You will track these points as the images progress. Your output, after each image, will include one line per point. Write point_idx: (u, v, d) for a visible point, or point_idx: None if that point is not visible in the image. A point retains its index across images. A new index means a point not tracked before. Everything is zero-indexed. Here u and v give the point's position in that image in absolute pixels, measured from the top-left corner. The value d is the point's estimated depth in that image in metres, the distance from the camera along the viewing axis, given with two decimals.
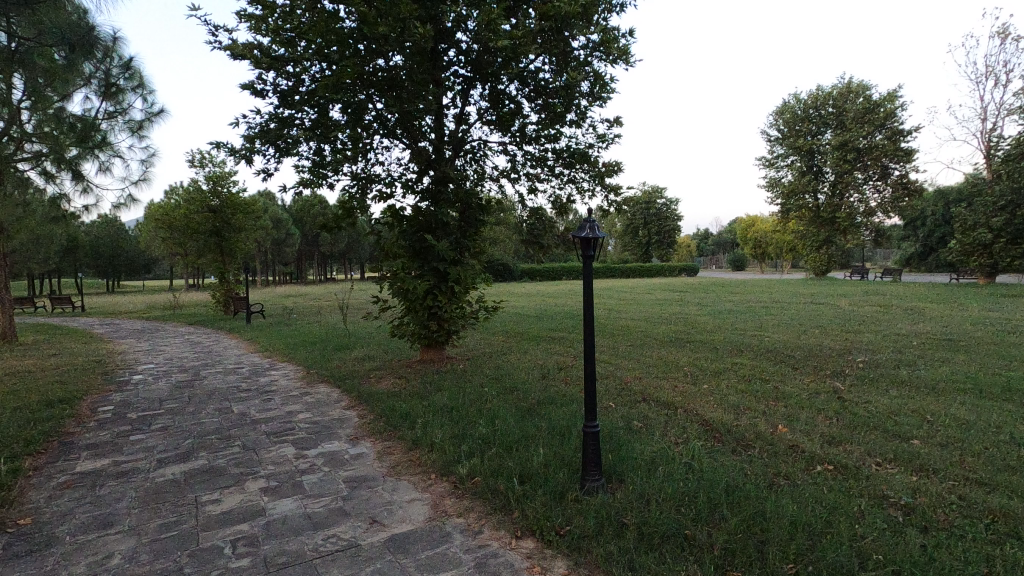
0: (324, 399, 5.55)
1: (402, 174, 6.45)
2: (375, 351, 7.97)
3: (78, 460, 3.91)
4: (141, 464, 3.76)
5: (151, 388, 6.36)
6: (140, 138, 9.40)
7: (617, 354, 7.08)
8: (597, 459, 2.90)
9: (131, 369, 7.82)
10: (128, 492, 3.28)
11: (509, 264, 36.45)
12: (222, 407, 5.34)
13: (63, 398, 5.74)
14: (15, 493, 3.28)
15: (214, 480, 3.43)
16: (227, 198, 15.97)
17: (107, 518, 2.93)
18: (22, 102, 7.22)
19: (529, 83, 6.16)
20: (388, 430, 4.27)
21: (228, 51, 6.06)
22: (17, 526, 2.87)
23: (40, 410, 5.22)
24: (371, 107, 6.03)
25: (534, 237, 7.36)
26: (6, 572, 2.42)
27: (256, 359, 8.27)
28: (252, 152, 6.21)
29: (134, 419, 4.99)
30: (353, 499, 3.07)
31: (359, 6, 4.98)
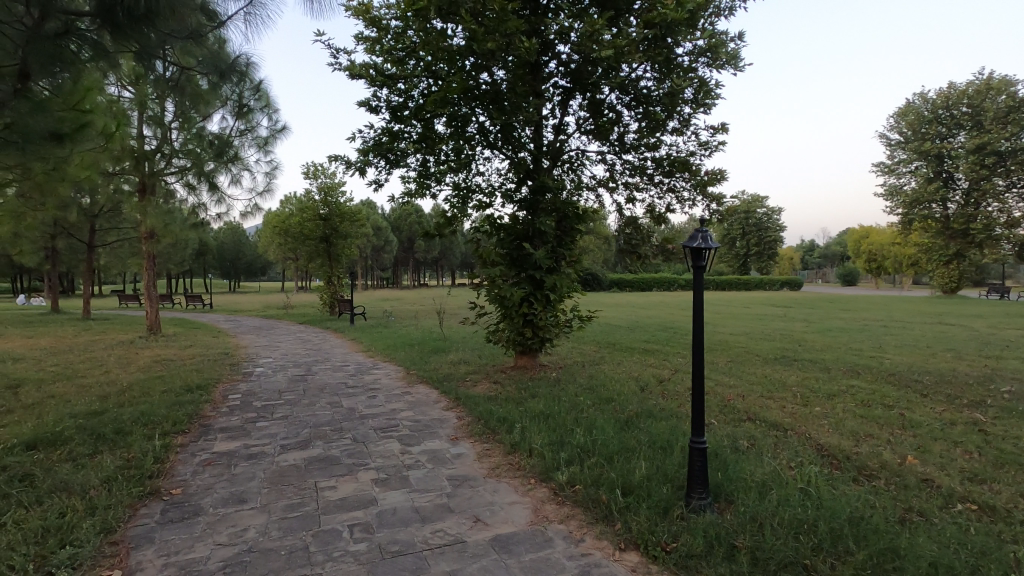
0: (423, 399, 5.81)
1: (502, 184, 6.63)
2: (470, 356, 8.21)
3: (216, 441, 4.38)
4: (267, 449, 4.14)
5: (271, 381, 6.96)
6: (266, 153, 10.38)
7: (717, 370, 6.78)
8: (703, 476, 2.81)
9: (253, 362, 8.61)
10: (258, 473, 3.62)
11: (598, 274, 36.21)
12: (333, 401, 5.75)
13: (200, 385, 6.45)
14: (167, 466, 3.74)
15: (331, 468, 3.70)
16: (337, 207, 17.19)
17: (241, 495, 3.25)
18: (173, 122, 8.23)
19: (630, 92, 6.11)
20: (486, 432, 4.39)
21: (347, 72, 6.55)
22: (171, 496, 3.26)
23: (183, 394, 5.89)
24: (474, 120, 6.26)
25: (630, 247, 7.26)
26: (165, 534, 2.76)
27: (360, 358, 8.82)
28: (365, 164, 6.66)
29: (258, 407, 5.50)
30: (457, 496, 3.18)
31: (468, 24, 5.17)
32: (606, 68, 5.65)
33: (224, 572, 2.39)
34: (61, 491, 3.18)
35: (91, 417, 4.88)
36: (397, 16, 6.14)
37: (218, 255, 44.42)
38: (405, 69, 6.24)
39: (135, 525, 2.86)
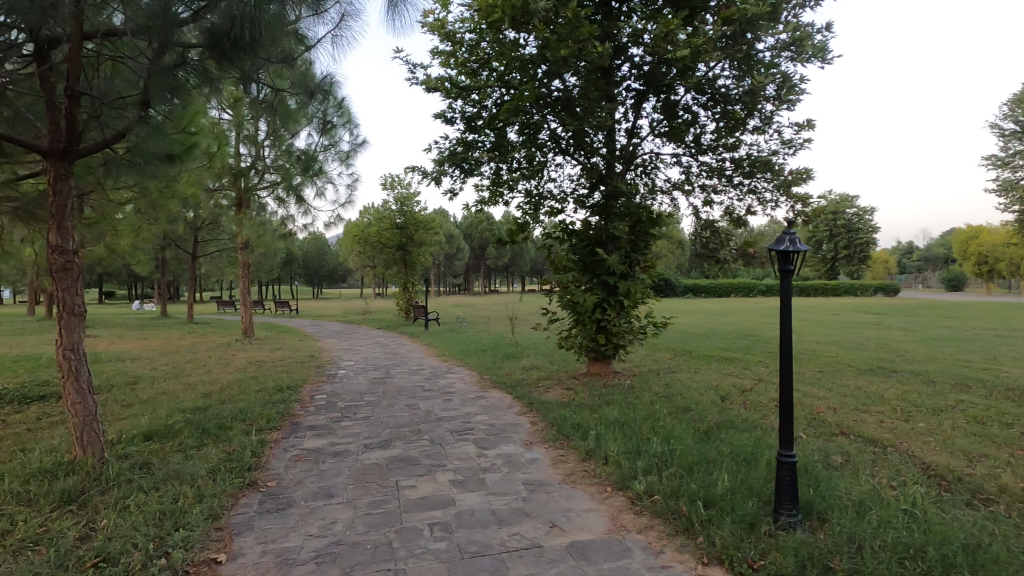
0: (497, 404, 5.88)
1: (574, 190, 6.62)
2: (542, 362, 8.23)
3: (305, 438, 4.65)
4: (352, 447, 4.35)
5: (353, 383, 7.30)
6: (347, 166, 10.94)
7: (804, 381, 6.39)
8: (793, 492, 2.67)
9: (336, 364, 9.07)
10: (343, 470, 3.81)
11: (671, 279, 35.27)
12: (410, 403, 5.95)
13: (290, 385, 6.88)
14: (263, 460, 4.01)
15: (410, 468, 3.83)
16: (411, 216, 17.81)
17: (329, 490, 3.44)
18: (265, 139, 8.86)
19: (707, 91, 5.93)
20: (560, 438, 4.38)
21: (423, 85, 6.80)
22: (267, 487, 3.50)
23: (275, 394, 6.31)
24: (546, 127, 6.29)
25: (708, 252, 7.02)
26: (262, 523, 2.97)
27: (435, 362, 9.06)
28: (440, 174, 6.86)
29: (342, 408, 5.78)
30: (532, 501, 3.20)
31: (541, 33, 5.21)
32: (682, 68, 5.52)
33: (316, 562, 2.53)
34: (174, 478, 3.50)
35: (196, 412, 5.33)
36: (471, 28, 6.31)
37: (303, 263, 47.23)
38: (478, 80, 6.39)
39: (236, 513, 3.09)
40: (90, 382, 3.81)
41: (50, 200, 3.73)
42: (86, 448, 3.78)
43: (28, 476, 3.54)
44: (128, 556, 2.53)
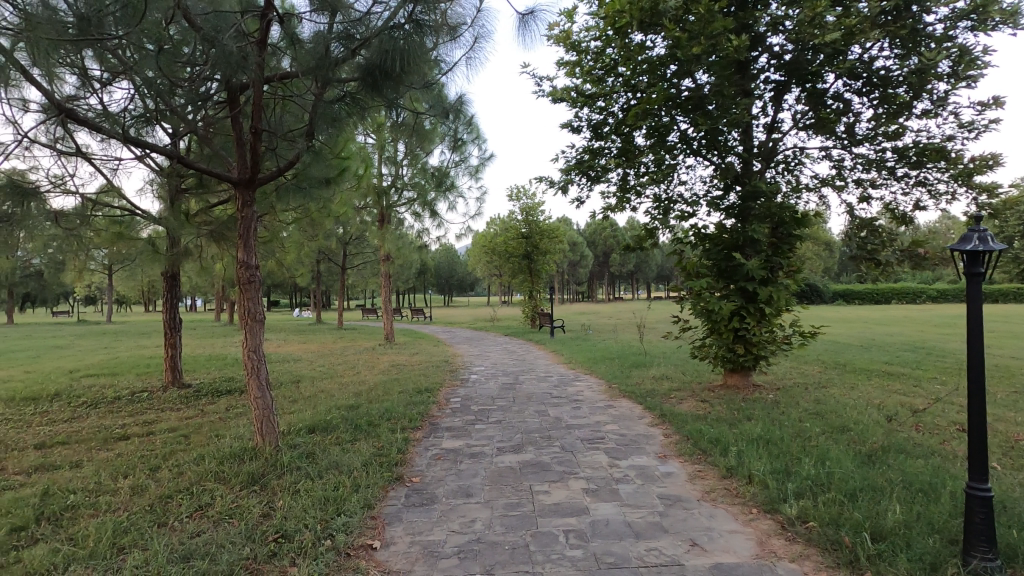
0: (627, 413, 5.77)
1: (707, 192, 6.31)
2: (673, 372, 7.91)
3: (443, 438, 4.93)
4: (486, 449, 4.53)
5: (484, 387, 7.60)
6: (477, 180, 11.47)
7: (996, 403, 5.44)
8: (988, 531, 2.29)
9: (468, 369, 9.50)
10: (480, 470, 3.98)
11: (817, 284, 32.18)
12: (540, 409, 6.04)
13: (428, 387, 7.34)
14: (408, 457, 4.32)
15: (543, 473, 3.89)
16: (537, 225, 18.18)
17: (467, 489, 3.60)
18: (404, 159, 9.60)
19: (861, 75, 5.34)
20: (697, 453, 4.18)
21: (550, 97, 6.93)
22: (412, 482, 3.77)
23: (415, 395, 6.77)
24: (676, 129, 6.07)
25: (865, 253, 6.26)
26: (409, 515, 3.20)
27: (562, 369, 9.13)
28: (567, 183, 6.92)
29: (475, 411, 6.05)
30: (670, 516, 3.08)
31: (671, 32, 5.06)
32: (832, 52, 5.03)
33: (459, 557, 2.67)
34: (334, 469, 3.89)
35: (350, 410, 5.90)
36: (597, 36, 6.31)
37: (435, 273, 50.24)
38: (604, 87, 6.37)
39: (386, 505, 3.35)
40: (268, 380, 4.37)
41: (239, 223, 4.37)
42: (265, 437, 4.34)
43: (222, 458, 4.16)
44: (301, 535, 2.86)
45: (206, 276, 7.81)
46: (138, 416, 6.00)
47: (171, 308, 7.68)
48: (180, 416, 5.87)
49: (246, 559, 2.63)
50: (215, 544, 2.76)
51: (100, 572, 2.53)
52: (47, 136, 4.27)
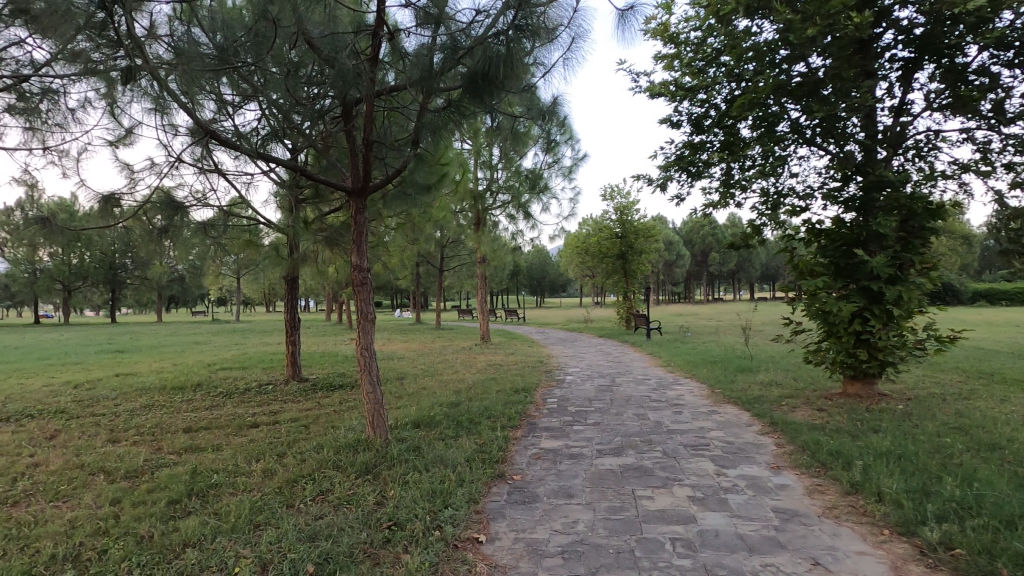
0: (733, 420, 5.48)
1: (823, 184, 5.84)
2: (784, 377, 7.40)
3: (542, 438, 4.96)
4: (586, 451, 4.49)
5: (581, 388, 7.56)
6: (570, 180, 11.44)
7: None
8: None
9: (563, 370, 9.49)
10: (580, 472, 3.96)
11: (952, 283, 28.72)
12: (639, 412, 5.90)
13: (525, 387, 7.43)
14: (508, 455, 4.39)
15: (646, 478, 3.79)
16: (631, 225, 17.81)
17: (568, 490, 3.60)
18: (499, 163, 9.77)
19: (1012, 44, 4.70)
20: (815, 465, 3.88)
21: (647, 93, 6.77)
22: (514, 480, 3.84)
23: (512, 395, 6.88)
24: (786, 118, 5.69)
25: (1018, 247, 5.47)
26: (512, 512, 3.25)
27: (660, 372, 8.87)
28: (667, 180, 6.71)
29: (573, 412, 6.03)
30: (788, 531, 2.88)
31: (781, 15, 4.75)
32: (975, 21, 4.48)
33: (563, 557, 2.68)
34: (440, 463, 4.05)
35: (451, 407, 6.11)
36: (697, 27, 6.08)
37: (528, 274, 50.80)
38: (705, 79, 6.11)
39: (489, 500, 3.43)
40: (379, 377, 4.63)
41: (352, 229, 4.68)
42: (376, 430, 4.60)
43: (338, 447, 4.48)
44: (412, 523, 3.01)
45: (321, 279, 8.45)
46: (266, 406, 6.61)
47: (291, 309, 8.38)
48: (300, 408, 6.39)
49: (363, 543, 2.81)
50: (336, 527, 2.97)
51: (241, 545, 2.81)
52: (192, 156, 4.84)
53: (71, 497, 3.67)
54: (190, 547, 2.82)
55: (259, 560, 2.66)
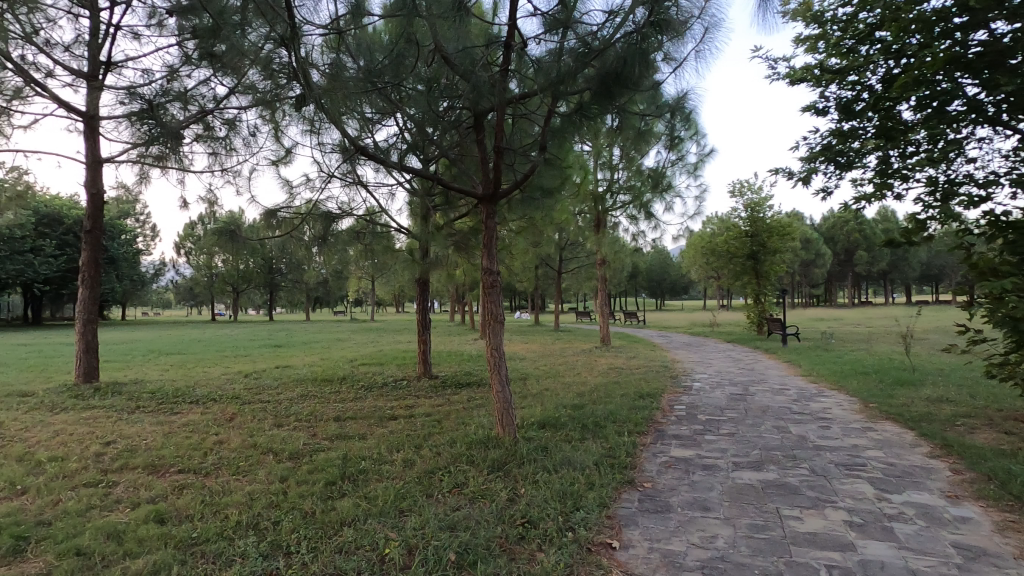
0: (894, 439, 4.88)
1: (1011, 168, 5.00)
2: (957, 393, 6.43)
3: (672, 446, 4.78)
4: (721, 463, 4.25)
5: (711, 396, 7.17)
6: (695, 178, 10.93)
7: None
8: None
9: (690, 376, 9.08)
10: (716, 485, 3.75)
11: None
12: (779, 425, 5.47)
13: (650, 393, 7.22)
14: (636, 461, 4.30)
15: (792, 497, 3.50)
16: (764, 223, 16.57)
17: (704, 502, 3.43)
18: (620, 162, 9.61)
19: None
20: (1004, 498, 3.33)
21: (787, 79, 6.27)
22: (644, 487, 3.74)
23: (637, 400, 6.71)
24: (962, 95, 4.95)
25: None
26: (645, 520, 3.17)
27: (801, 382, 8.14)
28: (811, 173, 6.14)
29: (704, 421, 5.74)
30: (974, 572, 2.50)
31: None
32: None
33: (703, 572, 2.56)
34: (568, 464, 4.07)
35: (575, 409, 6.10)
36: (847, 2, 5.52)
37: (647, 276, 49.39)
38: (857, 58, 5.51)
39: (621, 506, 3.39)
40: (507, 377, 4.74)
41: (483, 233, 4.86)
42: (505, 428, 4.73)
43: (470, 443, 4.68)
44: (545, 523, 3.06)
45: (449, 282, 8.89)
46: (402, 400, 7.10)
47: (423, 309, 8.91)
48: (433, 404, 6.77)
49: (499, 538, 2.91)
50: (473, 519, 3.11)
51: (389, 528, 3.05)
52: (340, 171, 5.35)
53: (248, 472, 4.22)
54: (346, 526, 3.11)
55: (406, 543, 2.86)
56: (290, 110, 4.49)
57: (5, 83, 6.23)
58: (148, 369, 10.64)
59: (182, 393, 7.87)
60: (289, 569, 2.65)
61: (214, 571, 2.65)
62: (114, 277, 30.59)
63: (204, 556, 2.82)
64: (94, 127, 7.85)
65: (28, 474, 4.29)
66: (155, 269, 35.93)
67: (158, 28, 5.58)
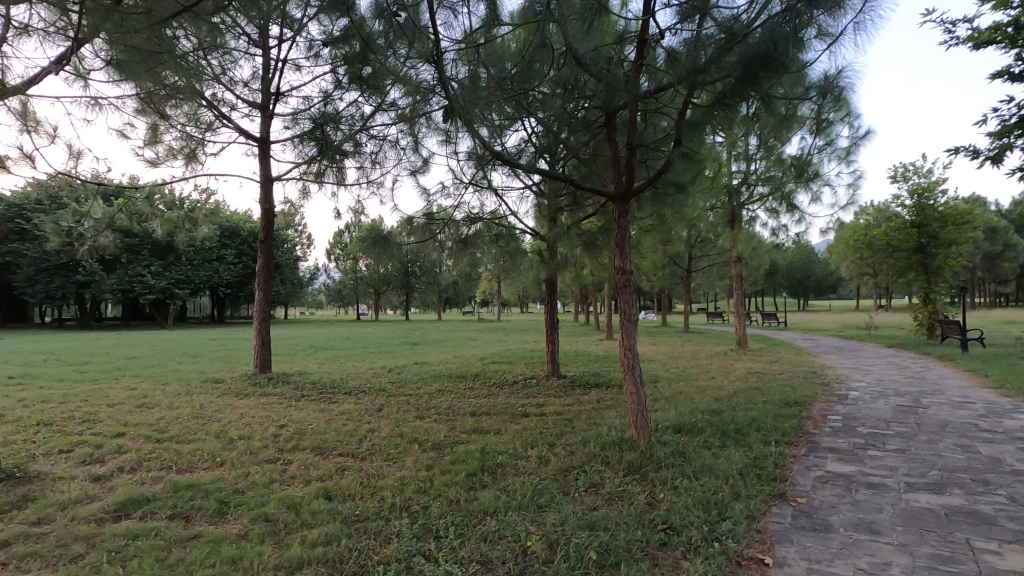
0: None
1: None
2: None
3: (828, 460, 4.35)
4: (890, 482, 3.79)
5: (871, 407, 6.41)
6: (848, 163, 9.82)
7: None
8: None
9: (845, 384, 8.18)
10: (885, 506, 3.35)
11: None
12: (963, 443, 4.73)
13: (798, 400, 6.63)
14: (787, 474, 3.97)
15: (986, 527, 3.02)
16: (935, 210, 14.41)
17: (872, 524, 3.08)
18: (758, 153, 8.96)
19: None
20: None
21: (970, 44, 5.42)
22: (798, 502, 3.44)
23: (783, 407, 6.21)
24: None
25: None
26: (802, 538, 2.93)
27: (989, 395, 6.97)
28: (1004, 150, 5.23)
29: (865, 434, 5.15)
30: None
31: None
32: None
33: None
34: (710, 472, 3.88)
35: (714, 414, 5.80)
36: None
37: (788, 273, 45.44)
38: None
39: (771, 520, 3.16)
40: (642, 378, 4.64)
41: (615, 232, 4.81)
42: (640, 430, 4.63)
43: (605, 444, 4.66)
44: (689, 531, 2.95)
45: (577, 282, 8.90)
46: (533, 398, 7.24)
47: (551, 310, 9.02)
48: (564, 403, 6.82)
49: (640, 541, 2.86)
50: (613, 520, 3.09)
51: (530, 522, 3.13)
52: (472, 175, 5.58)
53: (398, 459, 4.59)
54: (489, 516, 3.25)
55: (547, 538, 2.92)
56: (427, 121, 4.77)
57: (201, 118, 7.39)
58: (309, 362, 11.98)
59: (338, 384, 8.76)
60: (440, 552, 2.83)
61: (376, 546, 2.92)
62: (278, 280, 34.87)
63: (367, 532, 3.11)
64: (267, 150, 9.03)
65: (224, 449, 5.06)
66: (310, 273, 40.40)
67: (314, 59, 6.27)
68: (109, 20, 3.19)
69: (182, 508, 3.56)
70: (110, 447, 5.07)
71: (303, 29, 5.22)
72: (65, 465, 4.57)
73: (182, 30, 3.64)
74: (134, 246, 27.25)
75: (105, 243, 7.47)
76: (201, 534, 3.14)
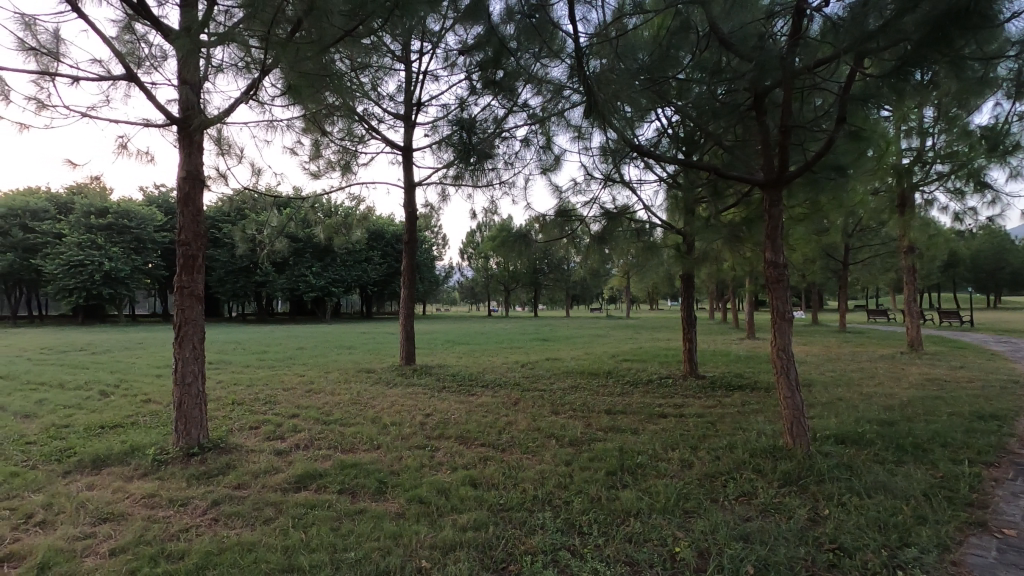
0: None
1: None
2: None
3: None
4: None
5: None
6: None
7: None
8: None
9: None
10: None
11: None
12: None
13: (995, 414, 5.63)
14: (987, 499, 3.39)
15: None
16: None
17: None
18: (936, 126, 7.75)
19: None
20: None
21: None
22: (1003, 534, 2.92)
23: (976, 421, 5.30)
24: None
25: None
26: None
27: None
28: None
29: None
30: None
31: None
32: None
33: None
34: (885, 490, 3.44)
35: (885, 425, 5.12)
36: None
37: (973, 265, 38.85)
38: None
39: (969, 552, 2.71)
40: (798, 382, 4.25)
41: (766, 222, 4.46)
42: (795, 438, 4.25)
43: (755, 450, 4.34)
44: (863, 554, 2.65)
45: (717, 277, 8.39)
46: (671, 398, 6.98)
47: (688, 306, 8.60)
48: (704, 405, 6.47)
49: (804, 560, 2.62)
50: (769, 534, 2.86)
51: (676, 527, 3.02)
52: (604, 169, 5.48)
53: (536, 452, 4.68)
54: (633, 517, 3.19)
55: (697, 546, 2.79)
56: (560, 119, 4.77)
57: (354, 133, 8.17)
58: (448, 356, 12.70)
59: (475, 377, 9.18)
60: (584, 547, 2.84)
61: (521, 536, 3.00)
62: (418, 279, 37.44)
63: (512, 521, 3.21)
64: (410, 157, 9.71)
65: (379, 433, 5.54)
66: (445, 272, 42.77)
67: (451, 69, 6.63)
68: (287, 51, 3.61)
69: (348, 484, 3.97)
70: (288, 426, 5.80)
71: (441, 41, 5.53)
72: (255, 440, 5.31)
73: (339, 53, 4.00)
74: (299, 250, 30.95)
75: (280, 248, 8.56)
76: (365, 510, 3.47)
